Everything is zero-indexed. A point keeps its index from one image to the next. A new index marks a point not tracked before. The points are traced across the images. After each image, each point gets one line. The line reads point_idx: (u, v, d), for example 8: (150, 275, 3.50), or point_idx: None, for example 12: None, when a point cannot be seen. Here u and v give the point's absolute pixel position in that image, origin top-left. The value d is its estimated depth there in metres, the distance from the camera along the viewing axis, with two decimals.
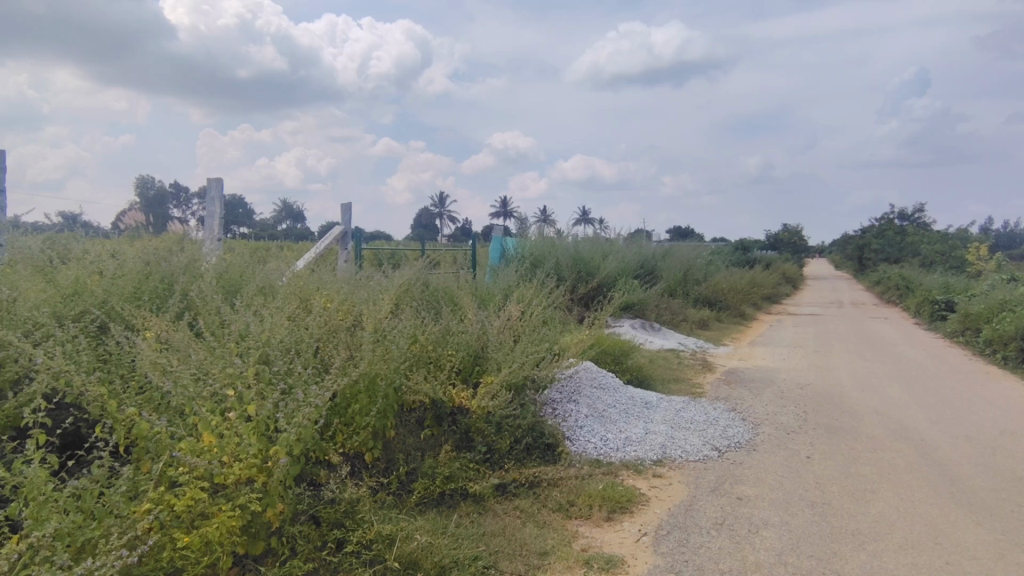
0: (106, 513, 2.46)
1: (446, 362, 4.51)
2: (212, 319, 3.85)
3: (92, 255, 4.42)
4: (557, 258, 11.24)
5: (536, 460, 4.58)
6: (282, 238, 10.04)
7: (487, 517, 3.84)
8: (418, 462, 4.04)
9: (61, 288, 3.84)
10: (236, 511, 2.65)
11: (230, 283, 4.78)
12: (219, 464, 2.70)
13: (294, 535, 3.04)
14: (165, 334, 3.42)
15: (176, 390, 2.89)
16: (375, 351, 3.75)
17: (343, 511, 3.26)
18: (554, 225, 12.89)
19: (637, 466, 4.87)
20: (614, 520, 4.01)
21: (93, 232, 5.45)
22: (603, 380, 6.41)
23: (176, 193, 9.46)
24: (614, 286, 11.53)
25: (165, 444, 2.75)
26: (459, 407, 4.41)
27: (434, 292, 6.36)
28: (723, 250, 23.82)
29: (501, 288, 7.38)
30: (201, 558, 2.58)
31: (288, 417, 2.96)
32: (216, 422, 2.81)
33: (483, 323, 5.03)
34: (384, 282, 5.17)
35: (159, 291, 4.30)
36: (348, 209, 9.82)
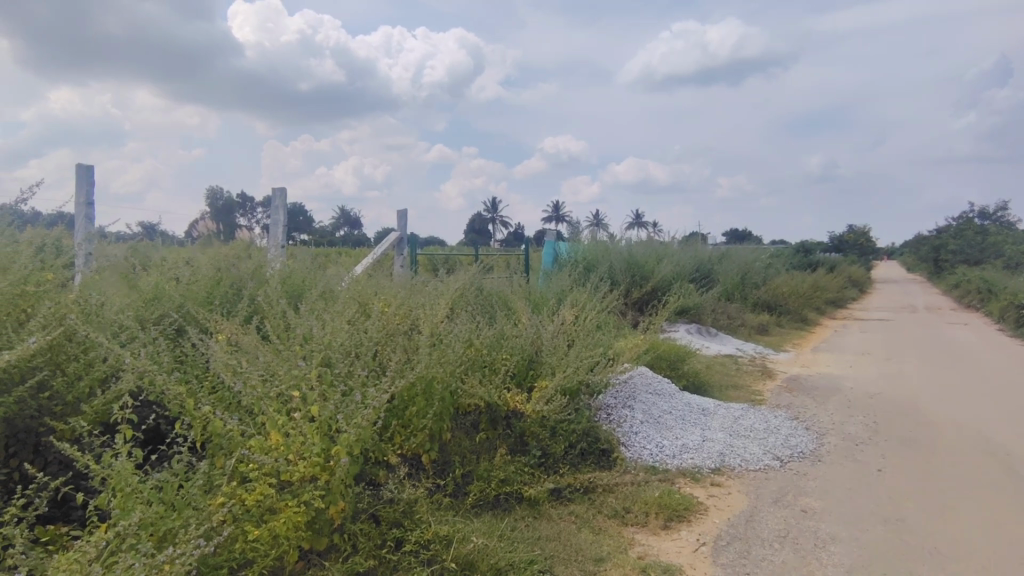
0: (184, 505, 2.61)
1: (501, 365, 4.55)
2: (279, 322, 4.03)
3: (169, 262, 4.70)
4: (610, 263, 11.14)
5: (591, 466, 4.55)
6: (340, 244, 10.39)
7: (542, 522, 3.84)
8: (474, 464, 4.09)
9: (144, 293, 4.11)
10: (301, 508, 2.76)
11: (295, 288, 4.98)
12: (286, 462, 2.82)
13: (355, 533, 3.13)
14: (236, 336, 3.61)
15: (246, 390, 3.05)
16: (431, 355, 3.83)
17: (401, 511, 3.34)
18: (606, 229, 12.77)
19: (694, 474, 4.77)
20: (671, 528, 3.94)
21: (170, 241, 5.79)
22: (658, 385, 6.30)
23: (243, 202, 9.94)
24: (669, 290, 11.32)
25: (237, 441, 2.90)
26: (514, 411, 4.45)
27: (488, 296, 6.45)
28: (782, 253, 23.00)
29: (554, 291, 7.39)
30: (270, 552, 2.71)
31: (348, 418, 3.06)
32: (283, 422, 2.93)
33: (537, 327, 5.07)
34: (440, 288, 5.27)
35: (228, 296, 4.56)
36: (404, 215, 10.06)
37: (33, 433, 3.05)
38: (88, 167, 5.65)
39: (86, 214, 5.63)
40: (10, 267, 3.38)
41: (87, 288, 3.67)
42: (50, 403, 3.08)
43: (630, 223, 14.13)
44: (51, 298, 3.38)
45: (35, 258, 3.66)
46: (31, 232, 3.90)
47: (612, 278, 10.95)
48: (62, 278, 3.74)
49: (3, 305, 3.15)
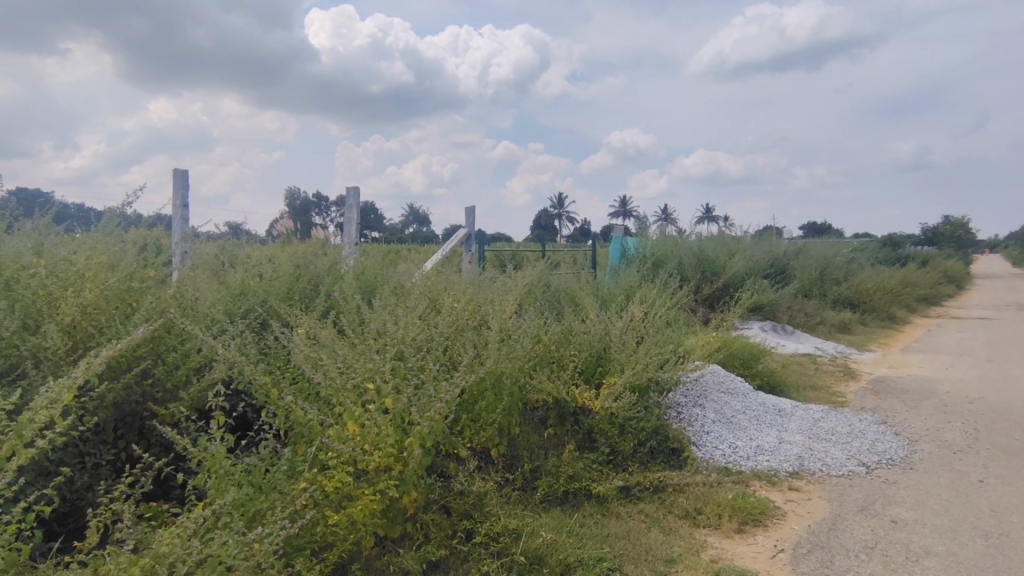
0: (271, 488, 2.79)
1: (569, 361, 4.56)
2: (354, 317, 4.20)
3: (253, 260, 4.99)
4: (679, 258, 10.86)
5: (661, 464, 4.47)
6: (409, 241, 10.67)
7: (611, 519, 3.81)
8: (542, 460, 4.11)
9: (232, 288, 4.38)
10: (377, 496, 2.87)
11: (367, 284, 5.18)
12: (362, 451, 2.93)
13: (426, 522, 3.21)
14: (314, 330, 3.78)
15: (326, 381, 3.19)
16: (501, 350, 3.88)
17: (471, 503, 3.41)
18: (675, 224, 12.45)
19: (771, 476, 4.59)
20: (746, 532, 3.81)
21: (253, 239, 6.13)
22: (731, 384, 6.09)
23: (318, 202, 10.39)
24: (742, 286, 10.91)
25: (317, 430, 3.04)
26: (583, 408, 4.45)
27: (554, 293, 6.46)
28: (866, 246, 21.64)
29: (621, 287, 7.29)
30: (349, 536, 2.83)
31: (421, 410, 3.15)
32: (359, 413, 3.04)
33: (605, 323, 5.04)
34: (508, 284, 5.32)
35: (306, 291, 4.80)
36: (471, 212, 10.22)
37: (138, 417, 3.32)
38: (181, 172, 6.08)
39: (180, 215, 6.05)
40: (118, 265, 3.69)
41: (183, 283, 3.95)
42: (152, 390, 3.34)
43: (699, 217, 13.72)
44: (153, 293, 3.66)
45: (138, 257, 3.98)
46: (134, 233, 4.24)
47: (681, 273, 10.68)
48: (161, 274, 4.04)
49: (112, 299, 3.45)
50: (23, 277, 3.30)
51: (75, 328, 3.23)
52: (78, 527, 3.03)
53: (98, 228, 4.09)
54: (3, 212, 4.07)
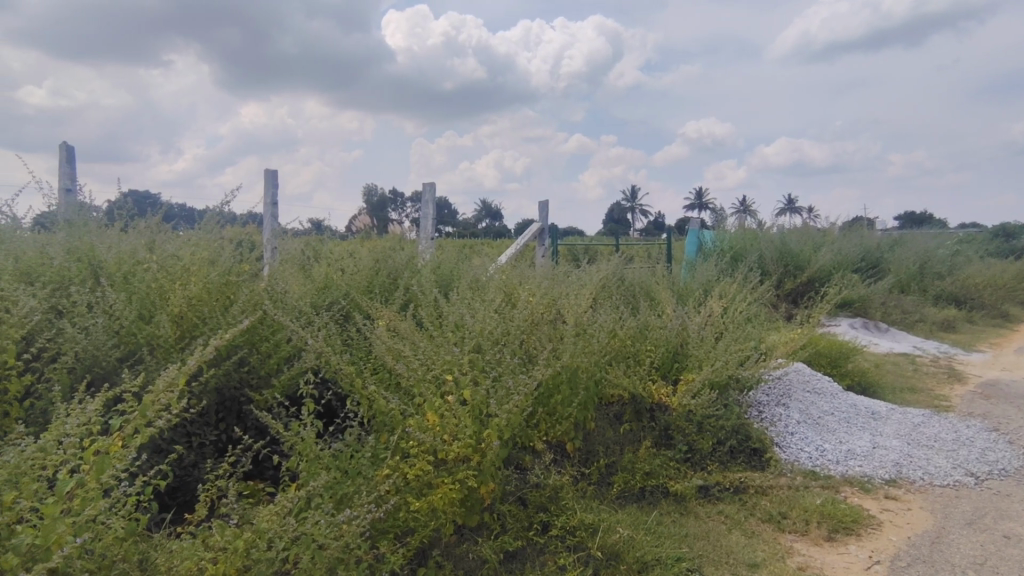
0: (356, 473, 2.92)
1: (645, 357, 4.48)
2: (431, 310, 4.32)
3: (336, 254, 5.23)
4: (760, 251, 10.40)
5: (741, 465, 4.32)
6: (483, 236, 10.81)
7: (690, 519, 3.72)
8: (617, 456, 4.06)
9: (317, 281, 4.62)
10: (456, 485, 2.93)
11: (443, 278, 5.31)
12: (442, 441, 3.00)
13: (503, 513, 3.25)
14: (394, 323, 3.90)
15: (407, 372, 3.29)
16: (576, 344, 3.87)
17: (547, 496, 3.42)
18: (755, 216, 11.93)
19: (863, 483, 4.33)
20: (837, 540, 3.61)
21: (336, 236, 6.41)
22: (818, 384, 5.79)
23: (395, 198, 10.73)
24: (830, 281, 10.31)
25: (399, 419, 3.14)
26: (659, 403, 4.37)
27: (628, 288, 6.36)
28: (973, 237, 19.82)
29: (699, 281, 7.08)
30: (430, 523, 2.92)
31: (499, 403, 3.19)
32: (439, 404, 3.12)
33: (683, 319, 4.94)
34: (582, 278, 5.30)
35: (385, 285, 4.97)
36: (544, 206, 10.22)
37: (236, 401, 3.55)
38: (271, 172, 6.45)
39: (270, 213, 6.41)
40: (218, 260, 3.96)
41: (274, 277, 4.19)
42: (248, 376, 3.56)
43: (782, 209, 13.08)
44: (248, 287, 3.91)
45: (235, 253, 4.26)
46: (231, 230, 4.54)
47: (762, 267, 10.24)
48: (255, 269, 4.31)
49: (213, 291, 3.71)
50: (138, 271, 3.61)
51: (182, 319, 3.49)
52: (186, 500, 3.29)
53: (201, 225, 4.41)
54: (120, 211, 4.47)
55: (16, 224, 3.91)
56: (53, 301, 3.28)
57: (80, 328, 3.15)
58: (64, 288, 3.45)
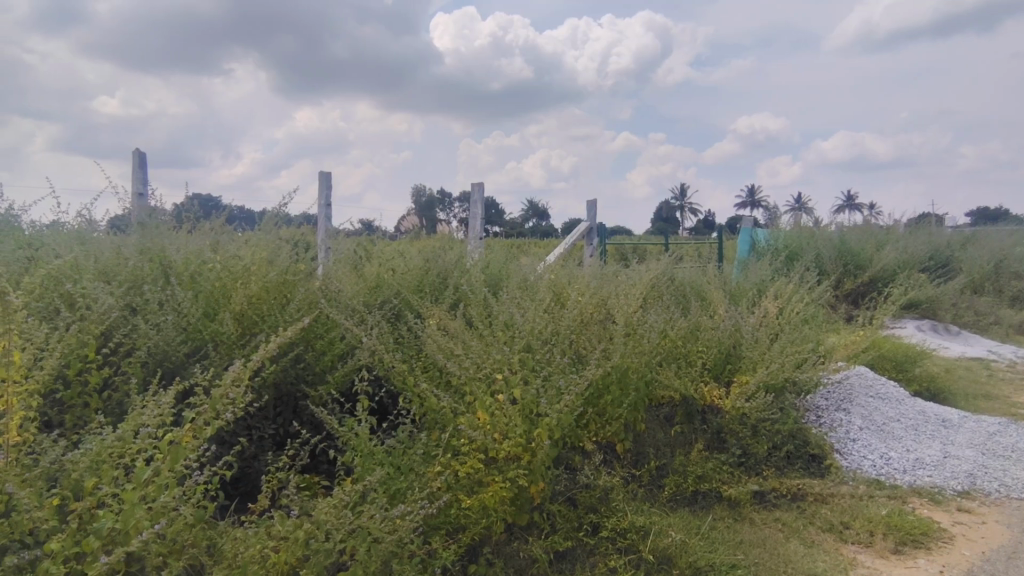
0: (409, 470, 2.98)
1: (697, 358, 4.38)
2: (481, 308, 4.35)
3: (388, 254, 5.34)
4: (818, 250, 10.02)
5: (799, 471, 4.18)
6: (530, 235, 10.81)
7: (745, 525, 3.62)
8: (668, 458, 3.99)
9: (369, 281, 4.72)
10: (506, 484, 2.94)
11: (492, 278, 5.34)
12: (493, 440, 3.02)
13: (553, 513, 3.24)
14: (445, 321, 3.95)
15: (458, 370, 3.33)
16: (626, 344, 3.82)
17: (597, 497, 3.40)
18: (812, 213, 11.50)
19: (933, 494, 4.11)
20: (905, 553, 3.43)
21: (387, 236, 6.54)
22: (882, 389, 5.53)
23: (443, 198, 10.86)
24: (894, 280, 9.83)
25: (450, 417, 3.18)
26: (711, 406, 4.27)
27: (678, 288, 6.24)
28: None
29: (752, 281, 6.88)
30: (481, 520, 2.94)
31: (549, 402, 3.18)
32: (490, 402, 3.14)
33: (735, 319, 4.81)
34: (632, 277, 5.23)
35: (435, 284, 5.03)
36: (591, 205, 10.14)
37: (293, 397, 3.66)
38: (324, 174, 6.63)
39: (324, 214, 6.60)
40: (276, 260, 4.11)
41: (329, 276, 4.31)
42: (304, 372, 3.68)
43: (842, 207, 12.56)
44: (304, 286, 4.03)
45: (292, 253, 4.41)
46: (289, 231, 4.70)
47: (819, 266, 9.86)
48: (311, 268, 4.45)
49: (272, 290, 3.86)
50: (203, 270, 3.78)
51: (243, 316, 3.64)
52: (248, 491, 3.42)
53: (260, 227, 4.58)
54: (187, 213, 4.69)
55: (94, 227, 4.16)
56: (128, 299, 3.47)
57: (152, 325, 3.32)
58: (137, 286, 3.64)
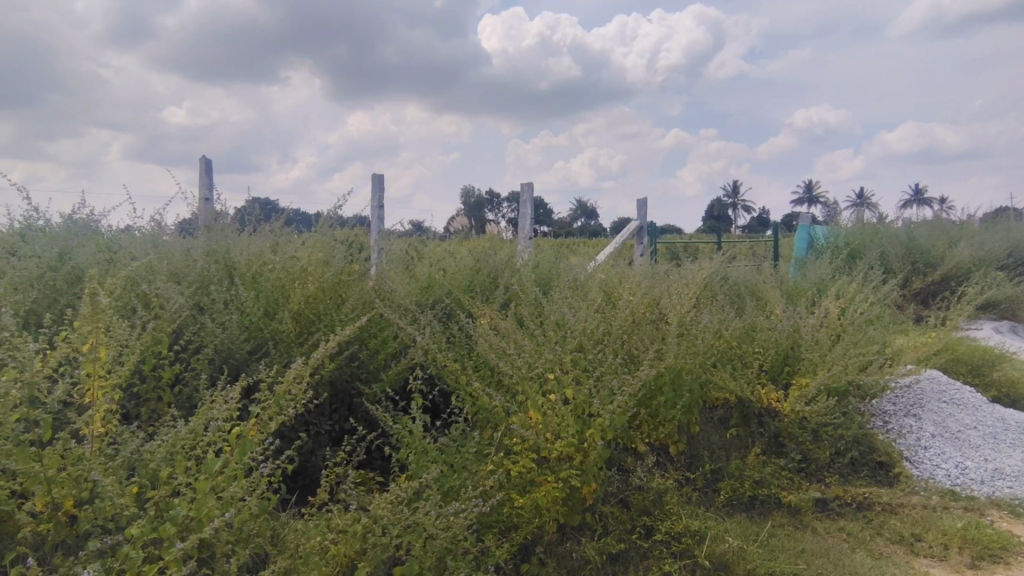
0: (462, 467, 3.02)
1: (754, 359, 4.25)
2: (531, 308, 4.35)
3: (439, 254, 5.41)
4: (883, 247, 9.55)
5: (865, 479, 4.00)
6: (578, 235, 10.74)
7: (807, 533, 3.49)
8: (723, 462, 3.89)
9: (420, 281, 4.80)
10: (559, 483, 2.93)
11: (541, 278, 5.34)
12: (545, 440, 3.01)
13: (605, 514, 3.21)
14: (496, 321, 3.97)
15: (510, 370, 3.34)
16: (680, 345, 3.75)
17: (651, 500, 3.34)
18: (877, 209, 10.98)
19: (1015, 506, 3.84)
20: (983, 569, 3.23)
21: (437, 237, 6.63)
22: (957, 393, 5.21)
23: (491, 199, 10.92)
24: (969, 279, 9.26)
25: (502, 416, 3.19)
26: (769, 409, 4.13)
27: (733, 288, 6.07)
28: None
29: (812, 279, 6.62)
30: (533, 520, 2.94)
31: (602, 402, 3.15)
32: (542, 402, 3.14)
33: (794, 319, 4.64)
34: (684, 276, 5.12)
35: (486, 284, 5.07)
36: (642, 204, 9.99)
37: (348, 394, 3.76)
38: (377, 177, 6.78)
39: (377, 216, 6.75)
40: (332, 260, 4.24)
41: (382, 276, 4.40)
42: (359, 370, 3.76)
43: (909, 202, 11.93)
44: (359, 286, 4.14)
45: (347, 254, 4.53)
46: (344, 232, 4.82)
47: (884, 264, 9.40)
48: (365, 269, 4.56)
49: (328, 290, 3.97)
50: (265, 271, 3.93)
51: (301, 315, 3.77)
52: (306, 484, 3.53)
53: (317, 228, 4.72)
54: (248, 216, 4.88)
55: (166, 230, 4.39)
56: (196, 299, 3.64)
57: (218, 323, 3.48)
58: (204, 287, 3.82)
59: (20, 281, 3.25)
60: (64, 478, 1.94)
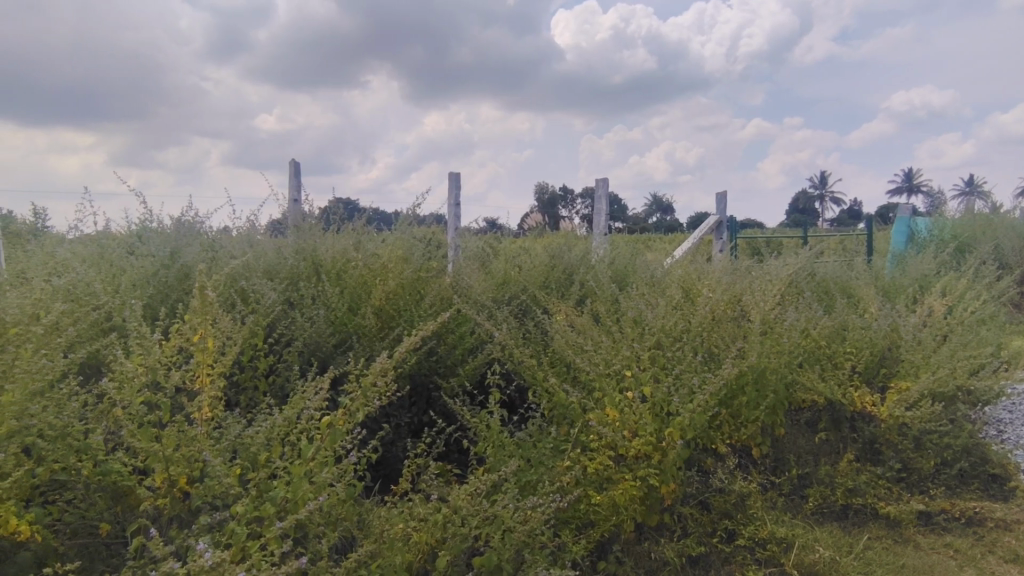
0: (539, 462, 3.04)
1: (846, 360, 4.01)
2: (608, 304, 4.31)
3: (514, 251, 5.46)
4: (997, 240, 8.73)
5: (975, 492, 3.69)
6: (654, 230, 10.50)
7: (907, 548, 3.26)
8: (812, 467, 3.69)
9: (496, 277, 4.87)
10: (637, 482, 2.89)
11: (617, 274, 5.28)
12: (623, 437, 2.98)
13: (684, 516, 3.13)
14: (572, 317, 3.95)
15: (587, 366, 3.33)
16: (765, 344, 3.59)
17: (733, 503, 3.23)
18: (989, 199, 10.04)
19: None
20: None
21: (512, 234, 6.70)
22: None
23: (565, 195, 10.87)
24: None
25: (579, 413, 3.19)
26: (862, 413, 3.87)
27: (822, 285, 5.75)
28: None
29: (912, 275, 6.15)
30: (611, 517, 2.91)
31: (682, 401, 3.07)
32: (620, 399, 3.10)
33: (893, 318, 4.33)
34: (769, 272, 4.90)
35: (561, 281, 5.07)
36: (722, 198, 9.63)
37: (427, 388, 3.87)
38: (453, 175, 6.93)
39: (453, 213, 6.90)
40: (412, 257, 4.37)
41: (459, 272, 4.50)
42: (437, 365, 3.87)
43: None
44: (437, 282, 4.25)
45: (425, 252, 4.65)
46: (422, 230, 4.97)
47: (998, 259, 8.59)
48: (442, 266, 4.67)
49: (408, 286, 4.09)
50: (349, 268, 4.12)
51: (382, 311, 3.91)
52: (387, 473, 3.66)
53: (397, 227, 4.89)
54: (333, 216, 5.13)
55: (260, 231, 4.69)
56: (287, 294, 3.86)
57: (307, 318, 3.68)
58: (294, 283, 4.05)
59: (138, 279, 3.59)
60: (179, 457, 2.13)
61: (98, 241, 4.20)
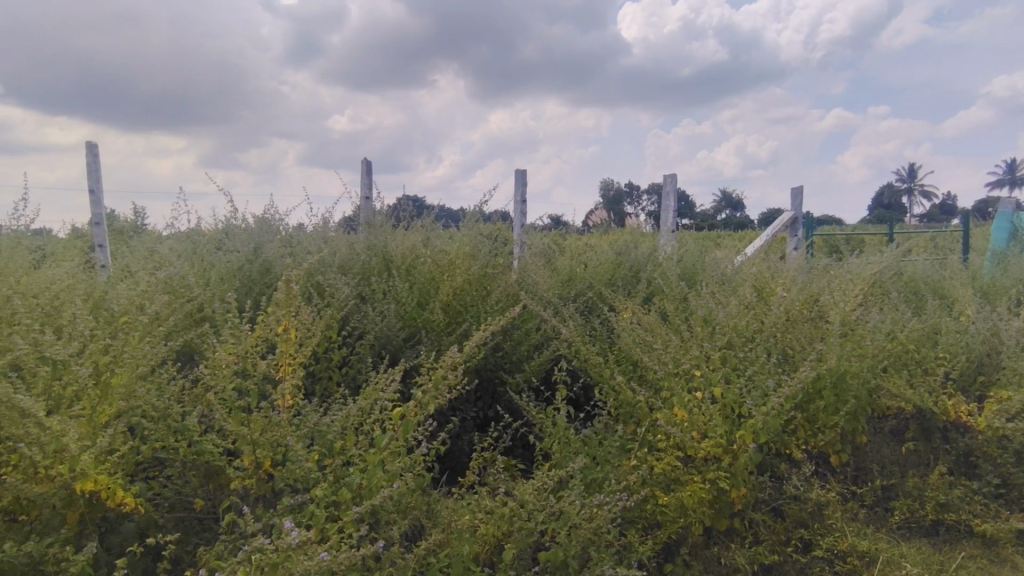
0: (605, 460, 3.02)
1: (937, 365, 3.74)
2: (677, 302, 4.21)
3: (580, 248, 5.43)
4: None
5: None
6: (725, 227, 10.16)
7: (1005, 570, 3.04)
8: (898, 478, 3.47)
9: (561, 274, 4.86)
10: (706, 484, 2.83)
11: (686, 273, 5.16)
12: (692, 438, 2.91)
13: (757, 521, 3.02)
14: (639, 315, 3.89)
15: (655, 365, 3.27)
16: (846, 346, 3.41)
17: (809, 511, 3.09)
18: None
19: None
20: None
21: (577, 231, 6.66)
22: None
23: (631, 191, 10.70)
24: None
25: (646, 412, 3.14)
26: (956, 423, 3.61)
27: (910, 285, 5.39)
28: None
29: (1016, 275, 5.66)
30: (678, 519, 2.86)
31: (755, 403, 2.96)
32: (689, 400, 3.02)
33: (992, 322, 4.00)
34: (851, 271, 4.64)
35: (627, 279, 5.01)
36: (799, 193, 9.19)
37: (492, 383, 3.91)
38: (519, 172, 6.96)
39: (519, 210, 6.94)
40: (478, 254, 4.42)
41: (525, 269, 4.52)
42: (503, 360, 3.91)
43: None
44: (503, 279, 4.29)
45: (492, 248, 4.71)
46: (488, 227, 5.03)
47: None
48: (508, 263, 4.71)
49: (475, 282, 4.16)
50: (418, 263, 4.23)
51: (450, 306, 3.99)
52: (454, 466, 3.74)
53: (464, 223, 4.97)
54: (403, 213, 5.27)
55: (335, 228, 4.89)
56: (360, 289, 4.01)
57: (379, 312, 3.81)
58: (366, 278, 4.21)
59: (226, 273, 3.83)
60: (264, 441, 2.26)
61: (190, 237, 4.52)
